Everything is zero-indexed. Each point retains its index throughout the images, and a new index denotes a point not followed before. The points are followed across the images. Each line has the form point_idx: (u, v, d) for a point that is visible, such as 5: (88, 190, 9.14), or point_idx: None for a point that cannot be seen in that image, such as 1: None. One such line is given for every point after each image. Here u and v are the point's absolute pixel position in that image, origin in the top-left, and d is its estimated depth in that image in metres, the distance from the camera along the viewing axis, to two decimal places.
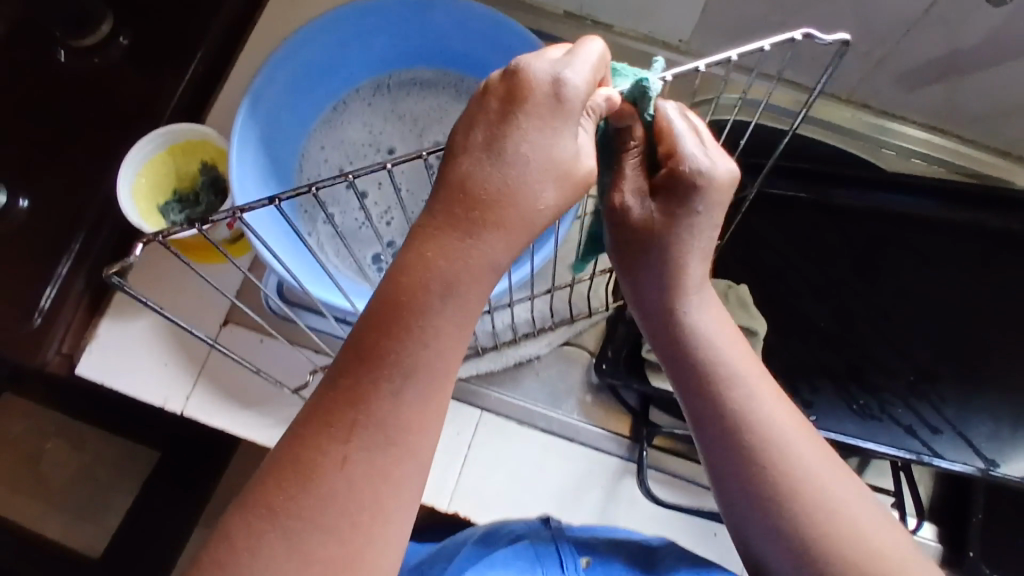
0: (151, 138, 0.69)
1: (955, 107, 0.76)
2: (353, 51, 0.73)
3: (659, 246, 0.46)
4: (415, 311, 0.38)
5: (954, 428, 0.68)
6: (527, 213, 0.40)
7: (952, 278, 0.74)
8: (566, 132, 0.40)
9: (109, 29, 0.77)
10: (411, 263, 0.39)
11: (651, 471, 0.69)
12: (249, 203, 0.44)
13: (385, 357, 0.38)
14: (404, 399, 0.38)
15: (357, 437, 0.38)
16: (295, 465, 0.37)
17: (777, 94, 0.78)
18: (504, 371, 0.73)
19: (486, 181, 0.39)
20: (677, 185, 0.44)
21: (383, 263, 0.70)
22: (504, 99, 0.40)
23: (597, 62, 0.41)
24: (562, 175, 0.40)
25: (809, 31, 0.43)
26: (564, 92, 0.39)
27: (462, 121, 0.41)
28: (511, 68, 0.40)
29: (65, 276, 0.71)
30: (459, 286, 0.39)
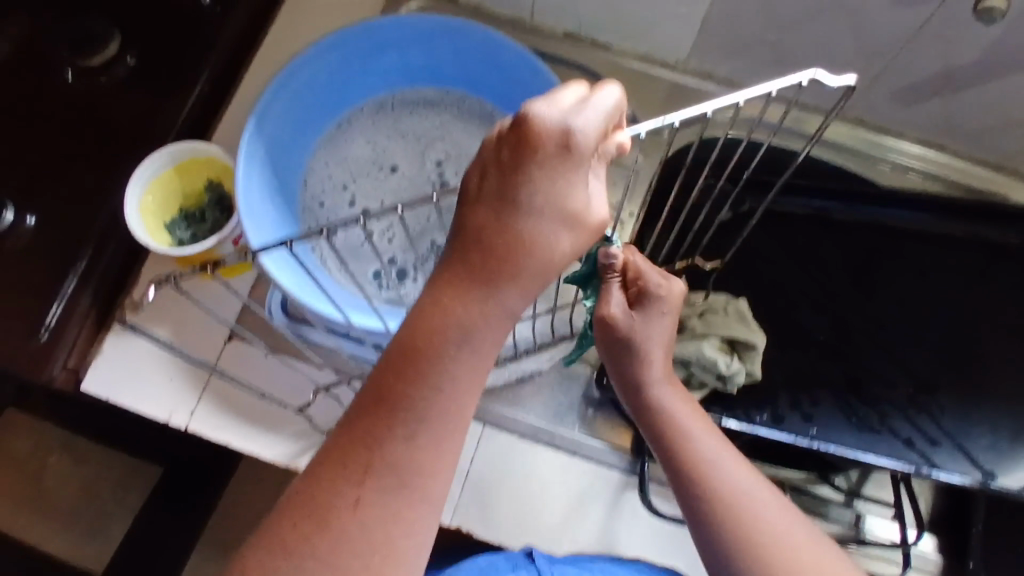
0: (158, 155, 0.70)
1: (946, 123, 0.77)
2: (357, 72, 0.75)
3: (633, 337, 0.54)
4: (430, 355, 0.41)
5: (952, 441, 0.69)
6: (544, 260, 0.42)
7: (947, 290, 0.75)
8: (577, 181, 0.42)
9: (116, 49, 0.80)
10: (428, 309, 0.41)
11: (652, 485, 0.69)
12: (265, 246, 0.47)
13: (399, 402, 0.40)
14: (419, 443, 0.40)
15: (372, 479, 0.40)
16: (311, 505, 0.39)
17: (792, 116, 0.80)
18: (505, 387, 0.73)
19: (504, 233, 0.41)
20: (649, 301, 0.53)
21: (383, 280, 0.71)
22: (516, 147, 0.41)
23: (610, 113, 0.42)
24: (575, 222, 0.42)
25: (819, 73, 0.41)
26: (574, 141, 0.41)
27: (477, 166, 0.43)
28: (521, 114, 0.41)
29: (71, 294, 0.72)
30: (476, 331, 0.41)
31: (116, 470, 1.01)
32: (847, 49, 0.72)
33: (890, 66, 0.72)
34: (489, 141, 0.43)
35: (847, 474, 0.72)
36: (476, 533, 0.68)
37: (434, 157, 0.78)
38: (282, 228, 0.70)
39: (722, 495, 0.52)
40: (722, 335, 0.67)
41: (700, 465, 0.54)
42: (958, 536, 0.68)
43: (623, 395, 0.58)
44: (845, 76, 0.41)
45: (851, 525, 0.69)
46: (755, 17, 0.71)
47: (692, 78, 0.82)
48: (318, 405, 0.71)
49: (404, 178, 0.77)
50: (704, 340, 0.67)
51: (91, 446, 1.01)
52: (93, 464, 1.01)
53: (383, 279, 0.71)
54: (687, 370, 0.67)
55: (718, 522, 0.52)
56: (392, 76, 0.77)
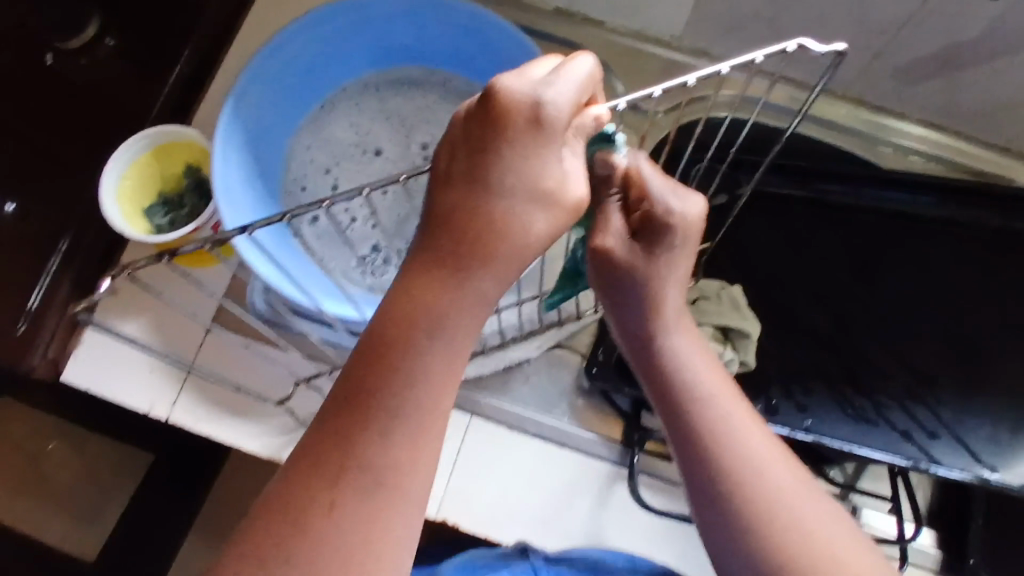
0: (136, 139, 0.68)
1: (952, 103, 0.74)
2: (340, 51, 0.72)
3: (635, 271, 0.48)
4: (401, 346, 0.39)
5: (951, 432, 0.66)
6: (518, 244, 0.40)
7: (950, 277, 0.72)
8: (551, 157, 0.40)
9: (95, 31, 0.77)
10: (399, 300, 0.40)
11: (642, 477, 0.68)
12: (222, 234, 0.44)
13: (371, 396, 0.38)
14: (393, 439, 0.38)
15: (346, 479, 0.38)
16: (284, 508, 0.37)
17: (776, 91, 0.76)
18: (492, 374, 0.71)
19: (474, 215, 0.39)
20: (653, 224, 0.47)
21: (368, 266, 0.69)
22: (485, 122, 0.40)
23: (583, 84, 0.41)
24: (549, 202, 0.40)
25: (804, 40, 0.42)
26: (545, 114, 0.39)
27: (446, 145, 0.41)
28: (490, 87, 0.40)
29: (54, 276, 0.71)
30: (447, 319, 0.39)
31: (108, 460, 1.00)
32: (848, 25, 0.68)
33: (893, 43, 0.69)
34: (456, 118, 0.42)
35: (843, 466, 0.70)
36: (463, 526, 0.67)
37: (421, 141, 0.75)
38: (263, 214, 0.69)
39: (727, 458, 0.46)
40: (715, 324, 0.65)
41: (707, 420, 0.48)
42: (957, 530, 0.66)
43: (625, 343, 0.52)
44: (829, 43, 0.41)
45: (848, 520, 0.66)
46: None
47: (687, 57, 0.79)
48: (301, 397, 0.69)
49: (389, 162, 0.75)
50: (696, 328, 0.65)
51: (81, 436, 1.00)
52: (84, 454, 1.00)
53: (369, 265, 0.69)
54: None
55: (718, 477, 0.46)
56: (376, 56, 0.75)
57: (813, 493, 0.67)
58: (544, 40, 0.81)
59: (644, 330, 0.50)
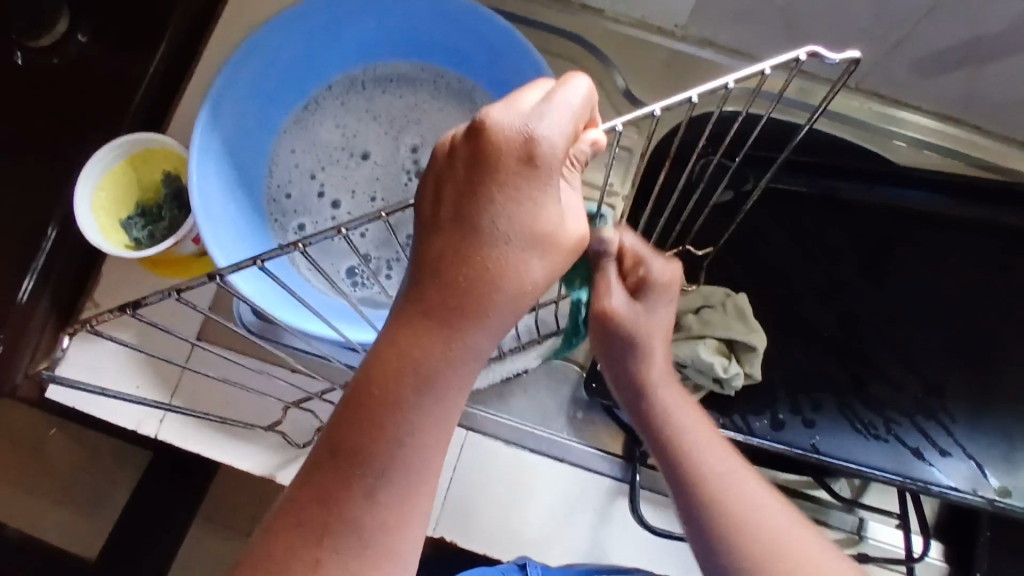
0: (109, 148, 0.65)
1: (972, 97, 0.70)
2: (324, 48, 0.68)
3: (633, 330, 0.50)
4: (388, 403, 0.36)
5: (963, 452, 0.64)
6: (515, 292, 0.36)
7: (965, 281, 0.69)
8: (546, 197, 0.36)
9: (65, 27, 0.72)
10: (384, 350, 0.36)
11: (644, 492, 0.66)
12: (190, 282, 0.40)
13: (357, 455, 0.35)
14: (378, 501, 0.35)
15: (329, 542, 0.35)
16: (264, 574, 0.35)
17: (794, 87, 0.73)
18: (489, 388, 0.69)
19: (466, 264, 0.36)
20: (647, 287, 0.50)
21: (360, 281, 0.66)
22: (473, 162, 0.36)
23: (579, 111, 0.36)
24: (547, 244, 0.37)
25: (817, 49, 0.36)
26: (537, 151, 0.35)
27: (430, 181, 0.37)
28: (477, 121, 0.36)
29: (30, 296, 0.68)
30: (439, 377, 0.36)
31: (108, 455, 0.99)
32: (864, 14, 0.64)
33: (913, 35, 0.64)
34: (439, 149, 0.38)
35: (849, 480, 0.69)
36: (461, 543, 0.65)
37: (411, 142, 0.72)
38: (246, 223, 0.66)
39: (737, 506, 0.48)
40: (719, 336, 0.62)
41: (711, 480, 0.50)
42: (965, 544, 0.65)
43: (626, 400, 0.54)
44: (846, 52, 0.36)
45: (854, 533, 0.66)
46: None
47: (693, 46, 0.75)
48: (293, 415, 0.67)
49: (378, 165, 0.71)
50: (700, 341, 0.62)
51: (79, 434, 0.99)
52: (84, 449, 0.99)
53: (361, 282, 0.66)
54: (682, 372, 0.64)
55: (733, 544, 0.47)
56: (363, 51, 0.71)
57: (818, 506, 0.67)
58: (540, 30, 0.76)
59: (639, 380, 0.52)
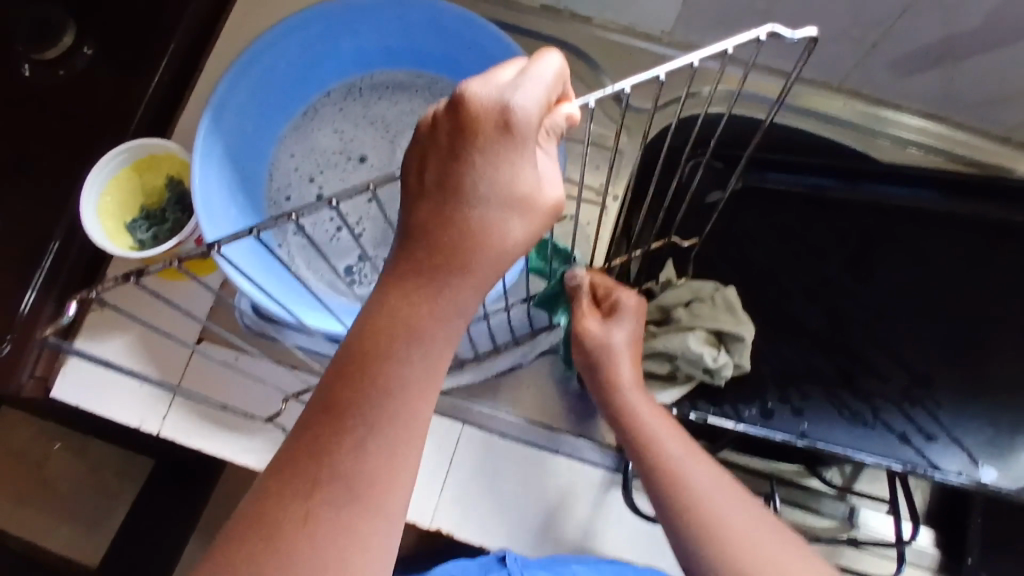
0: (115, 154, 0.67)
1: (949, 95, 0.73)
2: (323, 53, 0.71)
3: (603, 345, 0.57)
4: (378, 358, 0.38)
5: (948, 434, 0.65)
6: (497, 254, 0.39)
7: (948, 273, 0.71)
8: (524, 162, 0.38)
9: (71, 39, 0.74)
10: (375, 311, 0.39)
11: (637, 483, 0.67)
12: (189, 252, 0.43)
13: (347, 409, 0.38)
14: (367, 450, 0.37)
15: (320, 493, 0.37)
16: (259, 524, 0.37)
17: (751, 81, 0.77)
18: (483, 383, 0.70)
19: (449, 226, 0.38)
20: (616, 309, 0.58)
21: (354, 272, 0.68)
22: (453, 131, 0.38)
23: (552, 83, 0.38)
24: (525, 209, 0.39)
25: (775, 28, 0.38)
26: (514, 119, 0.37)
27: (414, 152, 0.39)
28: (457, 93, 0.38)
29: (34, 302, 0.69)
30: (426, 332, 0.39)
31: (109, 463, 0.99)
32: (843, 16, 0.66)
33: (890, 35, 0.67)
34: (421, 121, 0.40)
35: (841, 468, 0.70)
36: (456, 534, 0.66)
37: (404, 144, 0.74)
38: (246, 222, 0.68)
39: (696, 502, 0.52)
40: (708, 328, 0.64)
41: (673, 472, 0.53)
42: (956, 530, 0.66)
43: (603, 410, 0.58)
44: (803, 28, 0.38)
45: (845, 520, 0.67)
46: None
47: (679, 52, 0.77)
48: (292, 410, 0.68)
49: (373, 168, 0.73)
50: (690, 332, 0.64)
51: (83, 443, 0.99)
52: (85, 457, 1.00)
53: (355, 273, 0.68)
54: (672, 364, 0.65)
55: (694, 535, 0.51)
56: (359, 58, 0.73)
57: (810, 493, 0.68)
58: (530, 38, 0.79)
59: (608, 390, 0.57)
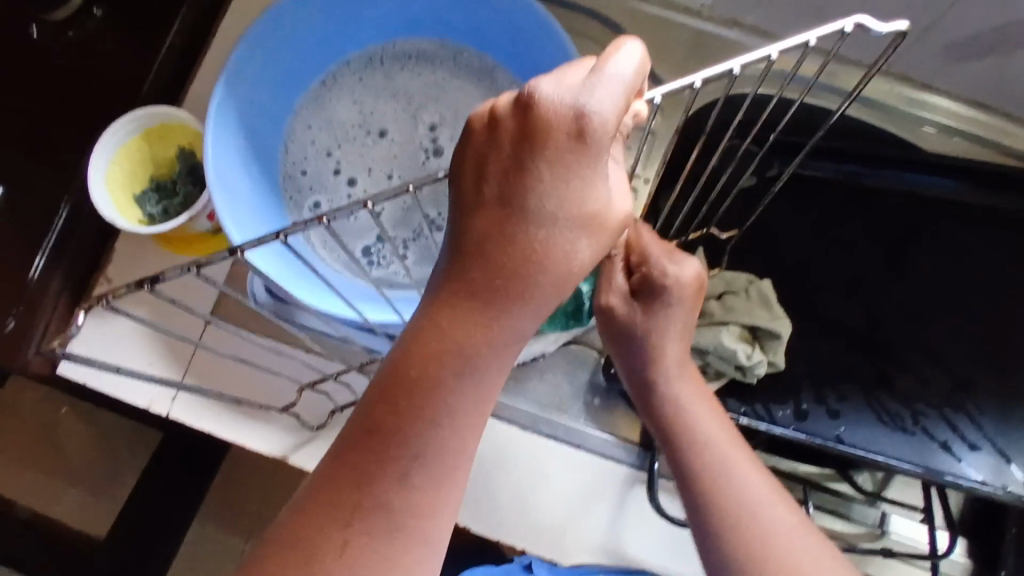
0: (124, 122, 0.64)
1: (1012, 83, 0.68)
2: (344, 19, 0.67)
3: (633, 325, 0.51)
4: (425, 385, 0.35)
5: (992, 445, 0.62)
6: (559, 273, 0.36)
7: (998, 272, 0.68)
8: (595, 177, 0.35)
9: (79, 1, 0.70)
10: (424, 331, 0.36)
11: (661, 480, 0.64)
12: (209, 256, 0.39)
13: (391, 436, 0.35)
14: (412, 483, 0.35)
15: (359, 521, 0.35)
16: (292, 550, 0.34)
17: (829, 72, 0.72)
18: (505, 371, 0.68)
19: (509, 244, 0.35)
20: (653, 284, 0.49)
21: (375, 258, 0.65)
22: (519, 139, 0.35)
23: (631, 83, 0.34)
24: (592, 224, 0.36)
25: (862, 20, 0.35)
26: (589, 127, 0.34)
27: (471, 159, 0.36)
28: (525, 97, 0.34)
29: (42, 274, 0.67)
30: (479, 357, 0.36)
31: (121, 436, 0.98)
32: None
33: (949, 19, 0.62)
34: (479, 123, 0.36)
35: (871, 473, 0.68)
36: (472, 528, 0.64)
37: (428, 120, 0.70)
38: (262, 204, 0.64)
39: (732, 504, 0.49)
40: (742, 323, 0.61)
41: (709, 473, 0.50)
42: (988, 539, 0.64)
43: (636, 392, 0.54)
44: (895, 22, 0.35)
45: (875, 527, 0.64)
46: None
47: (719, 28, 0.73)
48: (307, 398, 0.66)
49: (395, 144, 0.70)
50: (722, 328, 0.61)
51: (90, 414, 0.98)
52: (96, 429, 0.98)
53: (375, 259, 0.65)
54: (703, 359, 0.62)
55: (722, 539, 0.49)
56: (382, 28, 0.69)
57: (839, 497, 0.65)
58: (559, 8, 0.74)
59: (645, 376, 0.53)
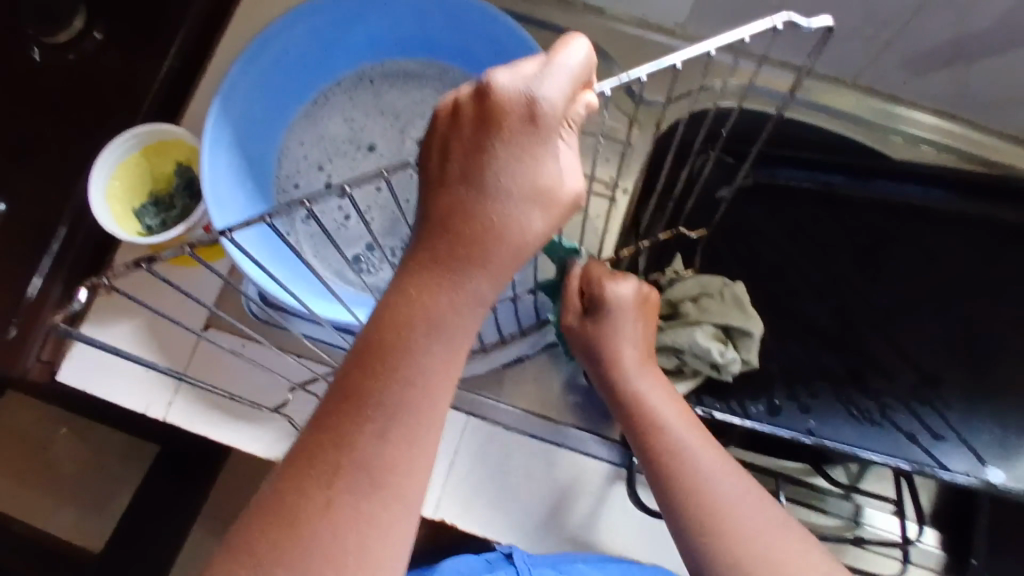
0: (123, 139, 0.67)
1: (965, 93, 0.72)
2: (336, 37, 0.70)
3: (592, 344, 0.57)
4: (397, 349, 0.38)
5: (958, 435, 0.64)
6: (516, 245, 0.39)
7: (960, 272, 0.71)
8: (546, 155, 0.39)
9: (82, 24, 0.73)
10: (395, 300, 0.39)
11: (641, 477, 0.67)
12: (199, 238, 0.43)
13: (368, 401, 0.38)
14: (389, 441, 0.38)
15: (342, 482, 0.37)
16: (279, 511, 0.37)
17: (763, 76, 0.75)
18: (489, 373, 0.71)
19: (471, 217, 0.39)
20: (598, 306, 0.57)
21: (363, 264, 0.67)
22: (477, 123, 0.39)
23: (578, 73, 0.39)
24: (546, 200, 0.39)
25: (792, 17, 0.39)
26: (540, 112, 0.38)
27: (435, 142, 0.40)
28: (484, 86, 0.39)
29: (41, 287, 0.70)
30: (446, 323, 0.39)
31: (117, 449, 1.00)
32: (859, 13, 0.65)
33: (905, 34, 0.66)
34: (443, 112, 0.40)
35: (846, 466, 0.70)
36: (460, 526, 0.66)
37: (415, 135, 0.73)
38: (253, 210, 0.67)
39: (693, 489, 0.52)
40: (716, 324, 0.63)
41: (673, 461, 0.53)
42: (960, 531, 0.66)
43: (604, 398, 0.58)
44: (820, 18, 0.38)
45: (850, 519, 0.67)
46: None
47: (691, 46, 0.76)
48: (298, 401, 0.68)
49: (382, 157, 0.73)
50: (697, 327, 0.63)
51: (89, 427, 1.00)
52: (92, 442, 1.00)
53: (363, 263, 0.67)
54: (678, 360, 0.64)
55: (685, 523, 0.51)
56: (371, 46, 0.73)
57: (815, 492, 0.68)
58: (540, 29, 0.78)
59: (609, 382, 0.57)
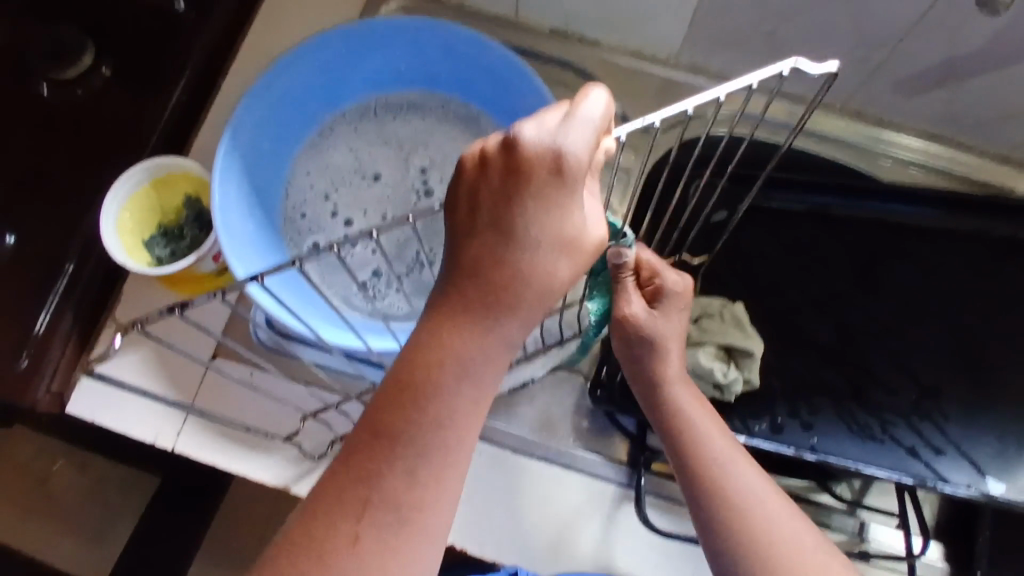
0: (135, 171, 0.68)
1: (951, 116, 0.75)
2: (344, 72, 0.72)
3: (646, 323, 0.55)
4: (427, 390, 0.39)
5: (957, 448, 0.66)
6: (542, 289, 0.41)
7: (955, 288, 0.72)
8: (572, 206, 0.40)
9: (90, 60, 0.75)
10: (425, 342, 0.40)
11: (650, 498, 0.68)
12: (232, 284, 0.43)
13: (398, 438, 0.39)
14: (418, 476, 0.39)
15: (369, 516, 0.38)
16: (307, 543, 0.38)
17: (774, 107, 0.77)
18: (499, 399, 0.72)
19: (500, 265, 0.40)
20: None
21: (373, 293, 0.69)
22: (506, 174, 0.40)
23: (599, 124, 0.40)
24: (571, 247, 0.41)
25: (798, 59, 0.39)
26: (564, 164, 0.39)
27: (464, 193, 0.41)
28: (510, 139, 0.40)
29: (54, 316, 0.70)
30: (475, 363, 0.40)
31: (115, 480, 0.99)
32: (849, 39, 0.68)
33: (894, 58, 0.69)
34: (470, 162, 0.42)
35: (850, 483, 0.71)
36: (470, 551, 0.67)
37: (419, 164, 0.75)
38: (265, 245, 0.69)
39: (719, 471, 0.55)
40: (717, 343, 0.65)
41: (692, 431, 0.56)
42: (965, 543, 0.66)
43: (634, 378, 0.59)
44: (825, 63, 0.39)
45: (856, 535, 0.67)
46: (746, 11, 0.68)
47: (685, 73, 0.79)
48: (310, 430, 0.69)
49: (388, 187, 0.75)
50: (699, 348, 0.65)
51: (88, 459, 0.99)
52: (92, 475, 0.99)
53: (373, 292, 0.69)
54: None
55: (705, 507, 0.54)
56: (376, 80, 0.75)
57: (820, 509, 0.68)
58: (539, 60, 0.80)
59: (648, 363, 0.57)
